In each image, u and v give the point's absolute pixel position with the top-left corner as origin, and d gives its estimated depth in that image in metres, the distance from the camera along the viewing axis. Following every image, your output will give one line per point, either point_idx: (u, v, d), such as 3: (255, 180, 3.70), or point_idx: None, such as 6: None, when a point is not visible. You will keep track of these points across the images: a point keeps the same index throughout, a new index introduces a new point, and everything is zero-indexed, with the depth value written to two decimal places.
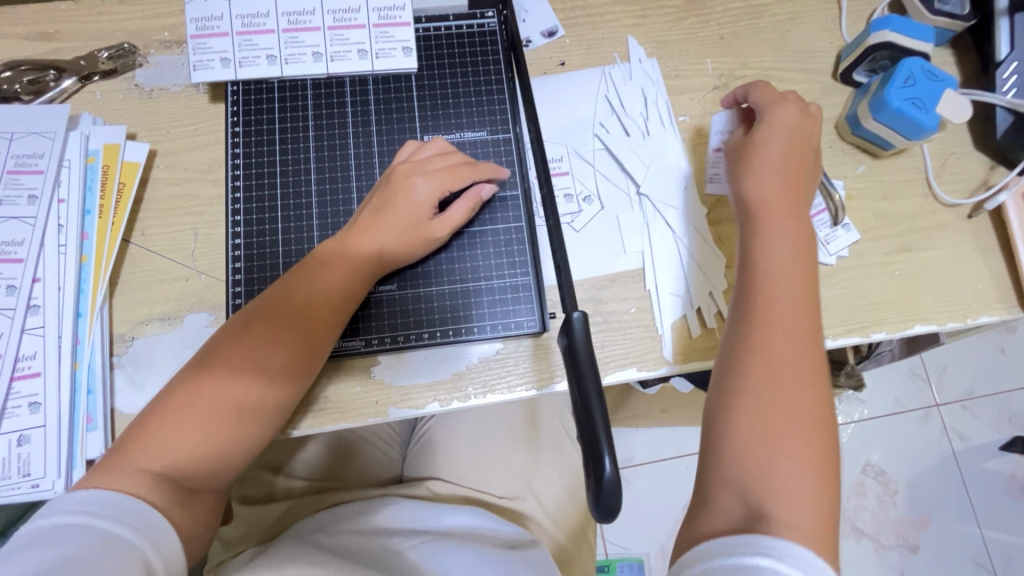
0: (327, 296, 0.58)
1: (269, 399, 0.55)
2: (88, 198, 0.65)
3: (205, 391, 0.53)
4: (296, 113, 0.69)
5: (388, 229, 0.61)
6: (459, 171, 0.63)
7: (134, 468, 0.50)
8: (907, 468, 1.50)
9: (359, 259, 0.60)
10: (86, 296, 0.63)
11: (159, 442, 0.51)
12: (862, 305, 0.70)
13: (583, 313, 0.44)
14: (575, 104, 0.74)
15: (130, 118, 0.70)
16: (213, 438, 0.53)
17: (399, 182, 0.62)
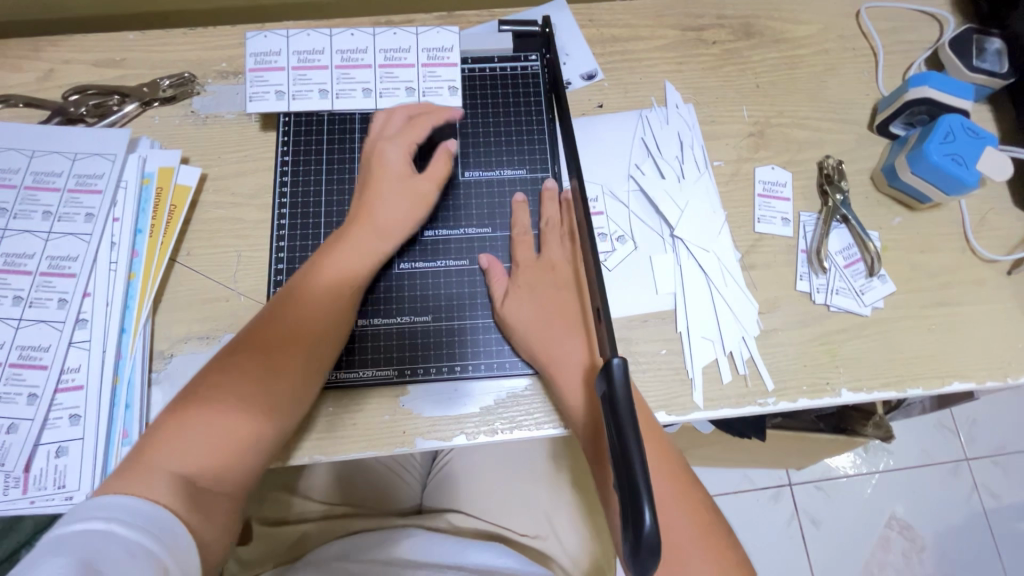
0: (344, 269, 0.63)
1: (289, 376, 0.57)
2: (141, 218, 0.68)
3: (224, 384, 0.55)
4: (344, 146, 0.72)
5: (384, 193, 0.66)
6: (420, 123, 0.69)
7: (155, 472, 0.48)
8: (935, 525, 1.44)
9: (363, 233, 0.64)
10: (131, 313, 0.65)
11: (180, 442, 0.51)
12: (897, 359, 0.69)
13: (623, 359, 0.44)
14: (612, 145, 0.76)
15: (185, 143, 0.73)
16: (236, 425, 0.53)
17: (378, 157, 0.67)
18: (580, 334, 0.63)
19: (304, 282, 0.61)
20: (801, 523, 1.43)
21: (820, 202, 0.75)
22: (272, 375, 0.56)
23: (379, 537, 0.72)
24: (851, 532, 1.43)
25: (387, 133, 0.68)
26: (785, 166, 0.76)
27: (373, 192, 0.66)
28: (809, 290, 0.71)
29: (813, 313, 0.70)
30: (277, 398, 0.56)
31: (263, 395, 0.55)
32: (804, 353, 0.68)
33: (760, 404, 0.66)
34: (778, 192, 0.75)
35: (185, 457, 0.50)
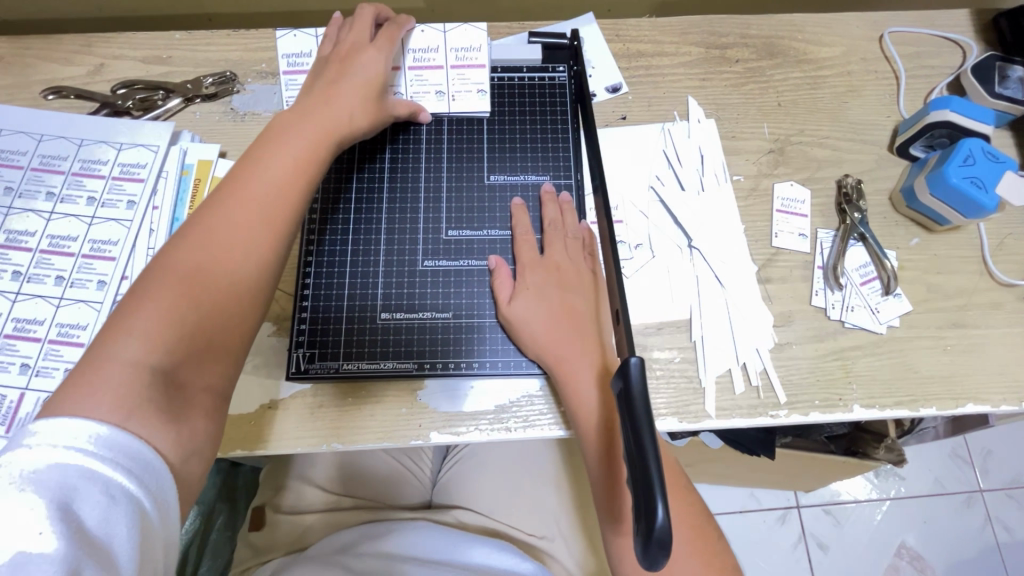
0: (294, 157, 0.58)
1: (243, 257, 0.52)
2: (179, 207, 0.71)
3: (171, 270, 0.49)
4: (375, 144, 0.74)
5: (346, 94, 0.64)
6: (391, 34, 0.69)
7: (94, 379, 0.43)
8: (946, 557, 1.41)
9: (322, 123, 0.61)
10: None
11: (123, 334, 0.45)
12: (912, 378, 0.69)
13: (640, 359, 0.45)
14: (634, 156, 0.78)
15: (224, 138, 0.76)
16: (190, 309, 0.48)
17: (347, 62, 0.66)
18: (579, 334, 0.64)
19: (254, 161, 0.56)
20: (808, 546, 1.42)
21: (838, 220, 0.75)
22: (224, 257, 0.51)
23: (389, 529, 0.74)
24: (860, 559, 1.40)
25: (347, 44, 0.68)
26: (804, 183, 0.77)
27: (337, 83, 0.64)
28: (824, 305, 0.71)
29: (828, 328, 0.71)
30: (237, 282, 0.51)
31: (223, 283, 0.50)
32: (817, 368, 0.69)
33: (772, 415, 0.67)
34: (796, 208, 0.76)
35: (136, 348, 0.45)
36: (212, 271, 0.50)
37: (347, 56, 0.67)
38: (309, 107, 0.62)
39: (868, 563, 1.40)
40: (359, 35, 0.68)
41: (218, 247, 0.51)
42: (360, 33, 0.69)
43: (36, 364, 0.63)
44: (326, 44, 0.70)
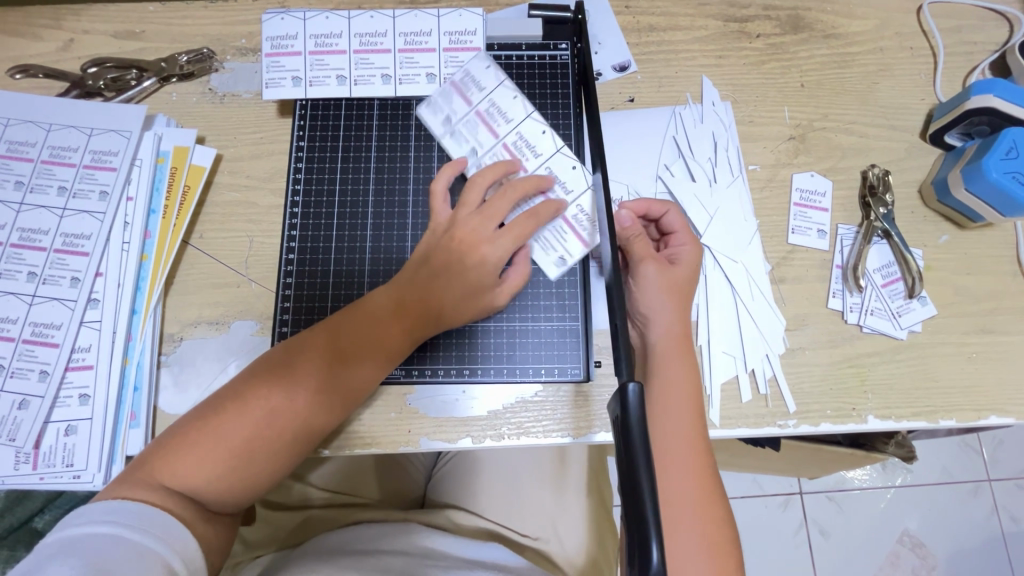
0: (378, 317, 0.58)
1: (303, 428, 0.55)
2: (155, 198, 0.67)
3: (236, 423, 0.53)
4: (362, 132, 0.69)
5: (452, 283, 0.59)
6: (521, 230, 0.60)
7: (155, 484, 0.50)
8: (949, 548, 1.40)
9: (414, 278, 0.59)
10: (143, 294, 0.64)
11: (183, 459, 0.51)
12: (932, 388, 0.65)
13: (639, 384, 0.41)
14: (642, 143, 0.72)
15: (202, 122, 0.72)
16: (243, 457, 0.52)
17: (456, 260, 0.59)
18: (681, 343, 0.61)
19: (347, 339, 0.57)
20: (809, 533, 1.41)
21: (861, 214, 0.70)
22: (286, 424, 0.54)
23: (382, 528, 0.72)
24: (861, 547, 1.40)
25: (469, 223, 0.60)
26: (825, 174, 0.71)
27: (444, 278, 0.59)
28: (841, 308, 0.67)
29: (844, 333, 0.66)
30: (288, 447, 0.54)
31: (277, 441, 0.54)
32: (830, 375, 0.65)
33: (780, 425, 0.63)
34: (816, 201, 0.70)
35: (194, 475, 0.51)
36: (272, 432, 0.53)
37: (467, 243, 0.59)
38: (416, 290, 0.59)
39: (868, 551, 1.39)
40: (491, 216, 0.60)
41: (286, 419, 0.54)
42: (487, 220, 0.60)
43: (10, 365, 0.60)
44: (440, 207, 0.63)
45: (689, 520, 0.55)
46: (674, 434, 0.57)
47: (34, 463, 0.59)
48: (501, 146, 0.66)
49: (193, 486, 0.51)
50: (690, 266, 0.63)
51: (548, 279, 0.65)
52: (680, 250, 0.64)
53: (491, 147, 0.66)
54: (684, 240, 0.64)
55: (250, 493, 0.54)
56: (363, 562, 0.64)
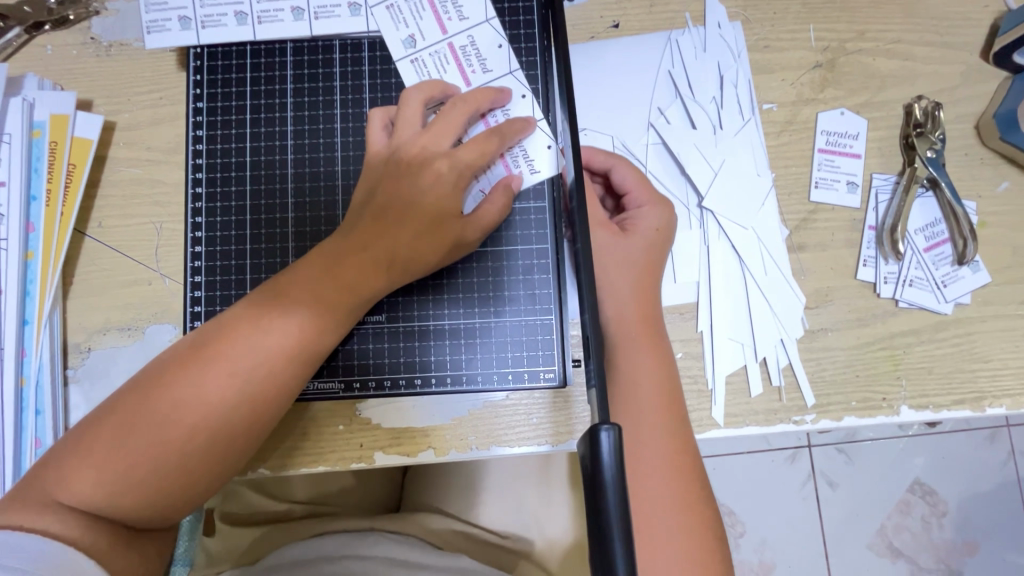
0: (322, 288, 0.47)
1: (227, 424, 0.44)
2: (35, 182, 0.55)
3: (143, 423, 0.43)
4: (273, 88, 0.56)
5: (400, 227, 0.48)
6: (483, 149, 0.49)
7: (52, 504, 0.41)
8: (987, 524, 1.12)
9: (363, 233, 0.48)
10: (33, 301, 0.54)
11: (81, 470, 0.42)
12: (981, 370, 0.54)
13: (616, 428, 0.29)
14: (629, 81, 0.58)
15: (86, 82, 0.58)
16: (155, 465, 0.43)
17: (398, 194, 0.48)
18: (647, 333, 0.51)
19: (268, 309, 0.46)
20: (817, 485, 1.12)
21: (902, 160, 0.56)
22: (203, 422, 0.44)
23: (348, 539, 0.63)
24: (888, 523, 1.11)
25: (414, 141, 0.50)
26: (860, 110, 0.57)
27: (388, 219, 0.48)
28: (873, 279, 0.55)
29: (876, 309, 0.55)
30: (208, 450, 0.44)
31: (193, 445, 0.43)
32: (856, 361, 0.54)
33: (796, 422, 0.53)
34: (846, 145, 0.57)
35: (97, 491, 0.42)
36: (184, 436, 0.43)
37: (414, 167, 0.49)
38: (354, 242, 0.48)
39: (913, 533, 1.11)
40: (440, 134, 0.50)
41: (201, 414, 0.44)
42: (436, 135, 0.50)
43: None
44: (378, 135, 0.52)
45: (668, 545, 0.47)
46: (645, 446, 0.49)
47: None
48: (448, 44, 0.56)
49: (97, 504, 0.42)
50: (652, 233, 0.53)
51: (511, 263, 0.54)
52: (640, 213, 0.53)
53: (434, 42, 0.56)
54: (646, 200, 0.53)
55: (175, 506, 0.44)
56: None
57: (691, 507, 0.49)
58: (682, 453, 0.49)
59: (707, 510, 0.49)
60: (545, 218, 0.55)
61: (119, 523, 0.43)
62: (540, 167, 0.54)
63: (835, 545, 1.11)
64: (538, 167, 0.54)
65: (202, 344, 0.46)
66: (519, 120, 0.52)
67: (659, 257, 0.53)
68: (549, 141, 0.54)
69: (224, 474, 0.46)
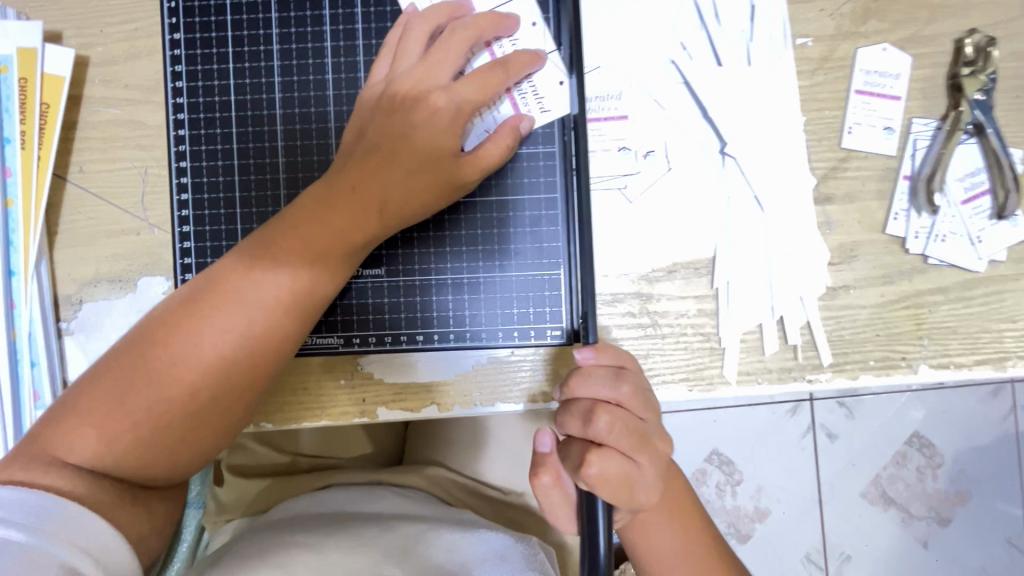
0: (316, 237, 0.44)
1: (225, 379, 0.43)
2: (8, 123, 0.51)
3: (138, 379, 0.42)
4: (255, 16, 0.51)
5: (394, 168, 0.45)
6: (488, 83, 0.46)
7: (56, 461, 0.41)
8: (981, 476, 1.13)
9: (358, 178, 0.45)
10: (18, 251, 0.52)
11: (81, 428, 0.41)
12: (1007, 329, 0.51)
13: None
14: (651, 11, 0.52)
15: (53, 10, 0.53)
16: (155, 421, 0.42)
17: (391, 132, 0.45)
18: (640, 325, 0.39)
19: (256, 258, 0.44)
20: (816, 438, 1.13)
21: (946, 102, 0.52)
22: (199, 376, 0.42)
23: (357, 491, 0.64)
24: (883, 474, 1.13)
25: (412, 73, 0.46)
26: (903, 46, 0.52)
27: (379, 157, 0.45)
28: (903, 233, 0.52)
29: (903, 266, 0.52)
30: (210, 404, 0.43)
31: (192, 400, 0.42)
32: (878, 319, 0.52)
33: (810, 380, 0.52)
34: (885, 85, 0.52)
35: (98, 446, 0.41)
36: (180, 391, 0.42)
37: (410, 101, 0.46)
38: (344, 184, 0.45)
39: (907, 483, 1.13)
40: (440, 65, 0.46)
41: (198, 369, 0.42)
42: (434, 66, 0.46)
43: None
44: (381, 65, 0.49)
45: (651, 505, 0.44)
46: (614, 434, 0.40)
47: None
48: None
49: (101, 460, 0.41)
50: None
51: (518, 214, 0.51)
52: None
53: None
54: None
55: (183, 461, 0.44)
56: (334, 526, 0.56)
57: (683, 510, 0.48)
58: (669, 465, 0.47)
59: (693, 505, 0.49)
60: (554, 164, 0.51)
61: (124, 480, 0.42)
62: (551, 106, 0.50)
63: (829, 495, 1.13)
64: (549, 106, 0.50)
65: (194, 297, 0.44)
66: (528, 51, 0.48)
67: None
68: (561, 76, 0.50)
69: (228, 431, 0.45)
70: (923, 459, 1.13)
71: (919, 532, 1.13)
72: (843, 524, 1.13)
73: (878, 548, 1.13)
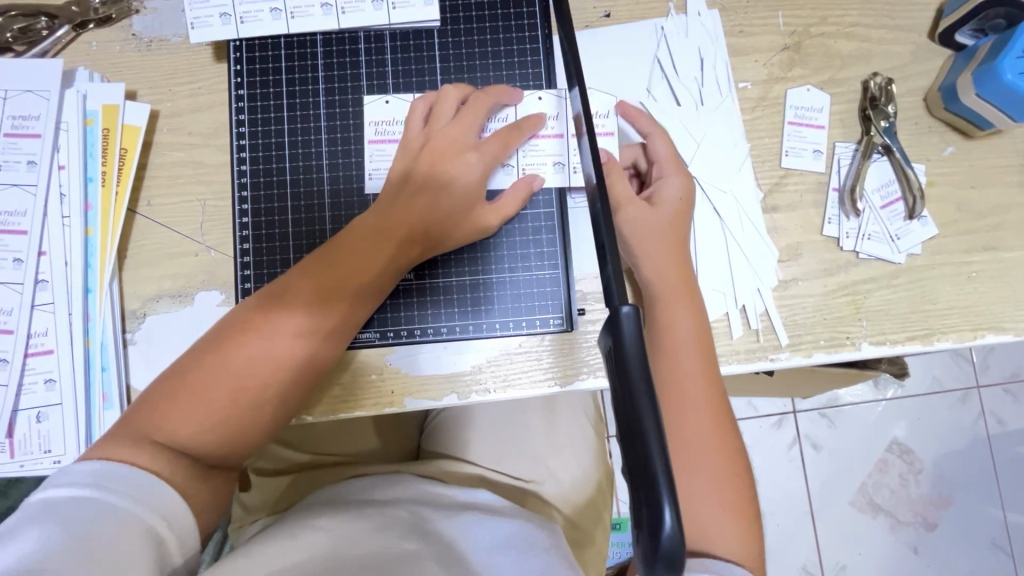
0: (369, 262, 0.53)
1: (290, 377, 0.51)
2: (90, 165, 0.61)
3: (218, 378, 0.49)
4: (306, 76, 0.63)
5: (432, 206, 0.55)
6: (506, 138, 0.58)
7: (143, 441, 0.48)
8: (962, 481, 1.21)
9: (405, 216, 0.55)
10: (94, 272, 0.60)
11: (167, 416, 0.49)
12: (928, 309, 0.62)
13: (636, 308, 0.33)
14: (624, 64, 0.65)
15: (129, 74, 0.64)
16: (229, 413, 0.49)
17: (435, 179, 0.56)
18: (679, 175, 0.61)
19: (317, 278, 0.52)
20: (803, 449, 1.21)
21: (860, 129, 0.64)
22: (270, 376, 0.50)
23: (378, 480, 0.71)
24: (869, 483, 1.21)
25: (447, 133, 0.57)
26: (823, 87, 0.65)
27: (423, 199, 0.55)
28: (837, 234, 0.63)
29: (839, 260, 0.63)
30: (277, 398, 0.51)
31: (262, 395, 0.50)
32: (823, 305, 0.62)
33: (772, 359, 0.61)
34: (811, 118, 0.64)
35: (182, 432, 0.48)
36: (254, 389, 0.50)
37: (446, 156, 0.57)
38: (391, 218, 0.54)
39: (892, 490, 1.20)
40: (469, 126, 0.58)
41: (270, 370, 0.50)
42: (466, 128, 0.58)
43: None
44: (418, 122, 0.59)
45: (706, 468, 0.53)
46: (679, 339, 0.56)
47: (10, 451, 0.58)
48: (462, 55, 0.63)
49: (183, 443, 0.49)
50: (675, 202, 0.60)
51: (523, 225, 0.62)
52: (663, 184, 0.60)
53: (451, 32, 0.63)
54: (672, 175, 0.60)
55: (247, 446, 0.51)
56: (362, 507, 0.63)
57: (742, 508, 0.53)
58: (703, 343, 0.57)
59: (749, 508, 0.54)
60: (552, 187, 0.62)
61: (198, 460, 0.49)
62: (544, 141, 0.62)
63: (819, 504, 1.20)
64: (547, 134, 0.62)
65: (268, 309, 0.52)
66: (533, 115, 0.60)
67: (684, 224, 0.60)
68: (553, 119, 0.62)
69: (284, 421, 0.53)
70: (904, 466, 1.21)
71: (908, 539, 1.19)
72: (836, 536, 1.19)
73: (869, 551, 1.19)
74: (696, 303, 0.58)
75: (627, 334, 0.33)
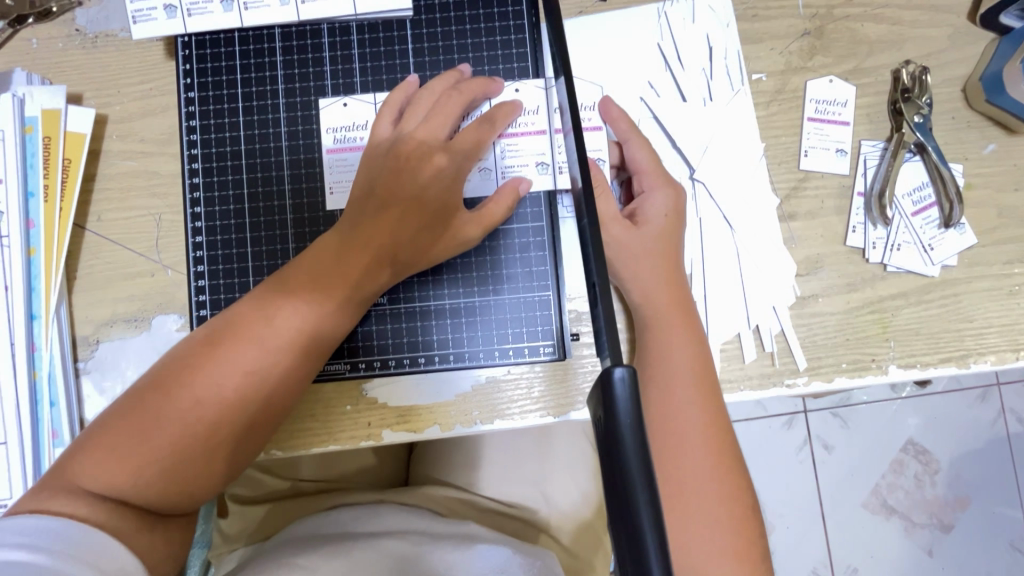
0: (333, 282, 0.48)
1: (245, 414, 0.46)
2: (31, 179, 0.55)
3: (163, 416, 0.44)
4: (263, 75, 0.57)
5: (403, 219, 0.49)
6: (480, 136, 0.52)
7: (76, 491, 0.42)
8: (977, 480, 1.15)
9: (371, 228, 0.49)
10: (39, 296, 0.55)
11: (104, 459, 0.43)
12: (965, 327, 0.55)
13: (631, 371, 0.26)
14: (621, 56, 0.58)
15: (73, 75, 0.58)
16: (175, 456, 0.44)
17: (404, 186, 0.50)
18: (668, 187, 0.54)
19: (276, 301, 0.47)
20: (814, 449, 1.15)
21: (889, 125, 0.57)
22: (222, 413, 0.45)
23: (361, 511, 0.66)
24: (882, 482, 1.15)
25: (415, 134, 0.51)
26: (848, 77, 0.58)
27: (391, 209, 0.49)
28: (862, 245, 0.56)
29: (865, 274, 0.56)
30: (230, 439, 0.45)
31: (212, 436, 0.45)
32: (846, 324, 0.56)
33: (789, 385, 0.55)
34: (834, 113, 0.57)
35: (120, 478, 0.43)
36: (202, 428, 0.44)
37: (415, 159, 0.50)
38: (356, 233, 0.49)
39: (906, 491, 1.15)
40: (439, 124, 0.51)
41: (222, 406, 0.45)
42: (437, 128, 0.51)
43: None
44: (385, 125, 0.53)
45: (704, 507, 0.47)
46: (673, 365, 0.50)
47: None
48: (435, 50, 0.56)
49: (122, 491, 0.43)
50: (664, 217, 0.53)
51: (508, 243, 0.56)
52: (650, 200, 0.53)
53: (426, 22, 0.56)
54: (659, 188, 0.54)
55: (197, 494, 0.45)
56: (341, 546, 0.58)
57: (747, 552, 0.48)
58: (701, 370, 0.51)
59: (756, 553, 0.48)
60: (538, 196, 0.56)
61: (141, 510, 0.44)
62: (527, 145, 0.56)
63: (830, 506, 1.14)
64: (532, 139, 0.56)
65: (222, 336, 0.46)
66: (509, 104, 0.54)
67: (675, 240, 0.53)
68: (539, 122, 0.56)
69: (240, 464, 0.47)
70: (920, 466, 1.15)
71: (923, 542, 1.14)
72: (845, 534, 1.14)
73: (885, 560, 1.13)
74: (693, 323, 0.52)
75: (621, 402, 0.26)
